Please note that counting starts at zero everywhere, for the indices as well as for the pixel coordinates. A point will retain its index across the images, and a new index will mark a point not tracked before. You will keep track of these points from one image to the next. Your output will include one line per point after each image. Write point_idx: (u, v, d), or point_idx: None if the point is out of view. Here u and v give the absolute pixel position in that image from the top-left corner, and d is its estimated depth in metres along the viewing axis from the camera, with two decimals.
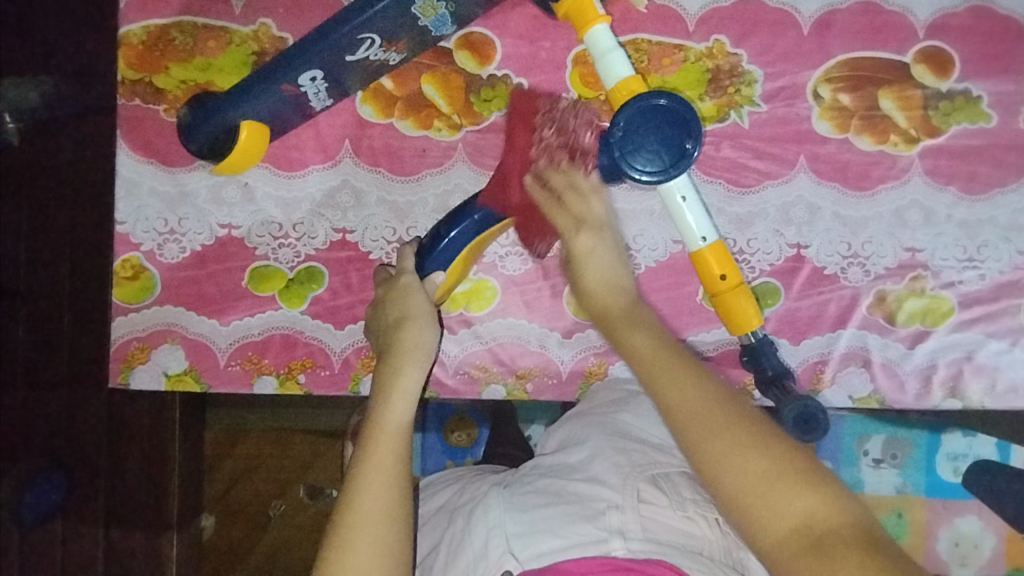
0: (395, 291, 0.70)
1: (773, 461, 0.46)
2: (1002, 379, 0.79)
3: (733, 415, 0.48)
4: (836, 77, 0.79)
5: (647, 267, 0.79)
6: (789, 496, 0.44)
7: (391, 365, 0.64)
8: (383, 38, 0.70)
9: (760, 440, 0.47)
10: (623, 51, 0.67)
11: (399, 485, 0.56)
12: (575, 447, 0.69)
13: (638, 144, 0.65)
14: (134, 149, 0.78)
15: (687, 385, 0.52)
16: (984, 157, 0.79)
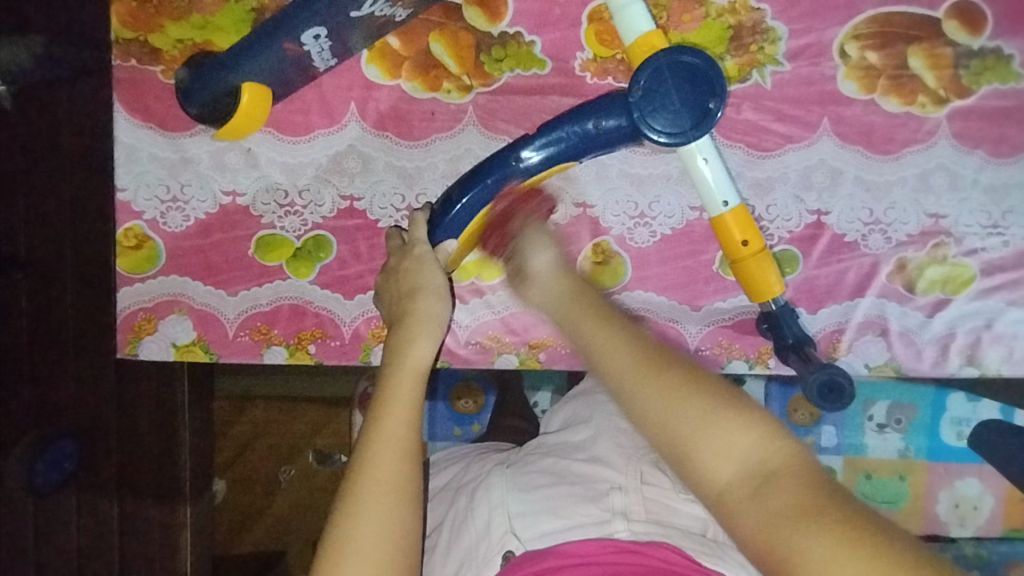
0: (411, 261, 0.68)
1: (718, 404, 0.46)
2: (1019, 348, 0.78)
3: (678, 372, 0.48)
4: (865, 34, 0.75)
5: (663, 234, 0.77)
6: (731, 436, 0.44)
7: (402, 336, 0.61)
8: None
9: (704, 389, 0.47)
10: (641, 4, 0.64)
11: (411, 466, 0.53)
12: (576, 427, 0.73)
13: (659, 104, 0.63)
14: (132, 113, 0.76)
15: (637, 360, 0.50)
16: (1015, 119, 0.76)
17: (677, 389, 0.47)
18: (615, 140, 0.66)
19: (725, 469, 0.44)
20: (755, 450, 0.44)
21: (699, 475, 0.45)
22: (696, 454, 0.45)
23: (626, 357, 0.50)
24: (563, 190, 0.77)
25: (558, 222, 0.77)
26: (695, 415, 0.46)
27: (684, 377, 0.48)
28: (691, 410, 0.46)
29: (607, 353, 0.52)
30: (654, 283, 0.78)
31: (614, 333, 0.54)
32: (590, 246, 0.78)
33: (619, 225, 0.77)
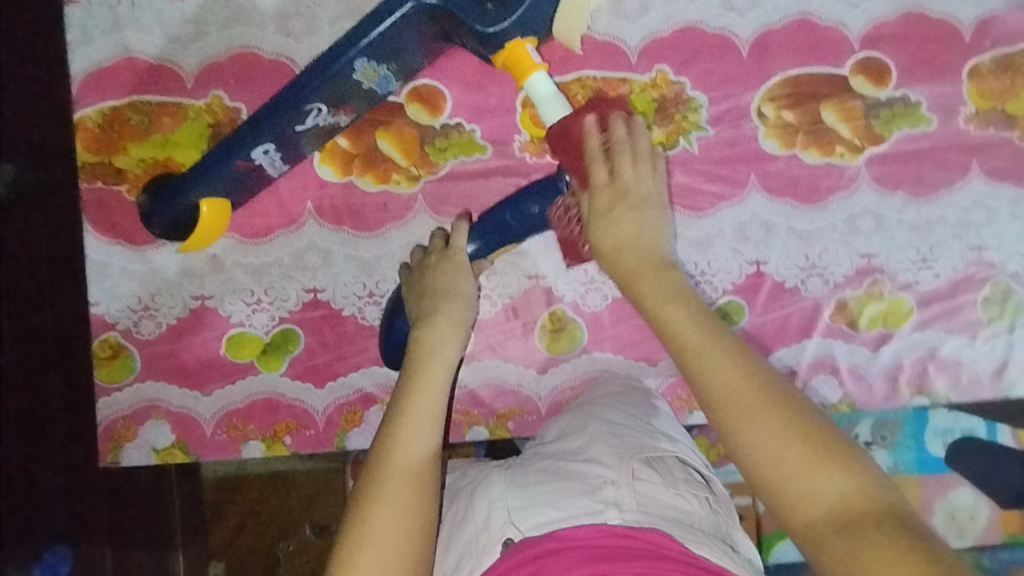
0: (444, 262, 0.73)
1: (799, 439, 0.50)
2: (964, 372, 0.82)
3: (760, 389, 0.53)
4: (779, 96, 0.81)
5: (613, 296, 0.81)
6: (824, 477, 0.48)
7: (432, 335, 0.68)
8: (329, 105, 0.71)
9: (785, 412, 0.51)
10: (559, 96, 0.70)
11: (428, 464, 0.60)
12: (572, 435, 0.71)
13: None
14: (101, 231, 0.80)
15: (716, 355, 0.55)
16: (928, 160, 0.81)
17: (757, 413, 0.51)
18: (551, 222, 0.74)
19: (804, 502, 0.48)
20: (843, 496, 0.47)
21: (783, 502, 0.49)
22: (778, 486, 0.49)
23: (707, 357, 0.56)
24: (514, 264, 0.81)
25: (513, 294, 0.81)
26: (774, 449, 0.50)
27: (763, 399, 0.52)
28: (765, 437, 0.51)
29: (673, 328, 0.59)
30: (610, 343, 0.82)
31: (678, 309, 0.61)
32: (546, 314, 0.81)
33: (571, 292, 0.81)
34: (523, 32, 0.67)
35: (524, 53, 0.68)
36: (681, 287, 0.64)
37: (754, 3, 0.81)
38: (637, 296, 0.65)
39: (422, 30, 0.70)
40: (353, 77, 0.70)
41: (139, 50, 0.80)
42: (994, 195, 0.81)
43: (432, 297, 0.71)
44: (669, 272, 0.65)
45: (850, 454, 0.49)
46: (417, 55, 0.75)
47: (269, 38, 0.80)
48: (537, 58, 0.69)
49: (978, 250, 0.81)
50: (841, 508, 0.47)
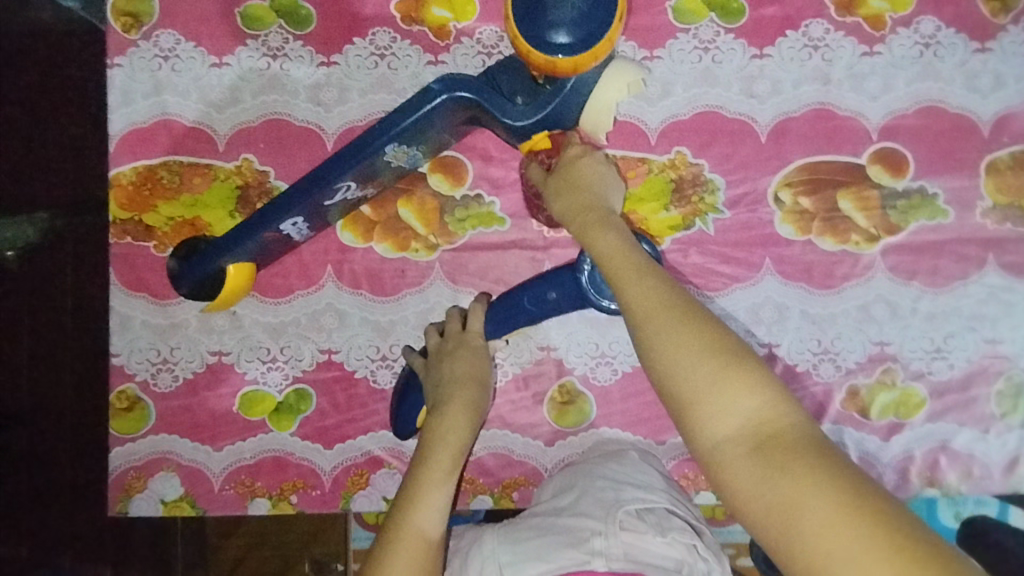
0: (458, 346, 0.73)
1: (702, 337, 0.54)
2: (976, 466, 0.81)
3: (669, 304, 0.56)
4: (796, 181, 0.82)
5: (623, 372, 0.82)
6: (652, 286, 0.58)
7: (444, 421, 0.68)
8: (359, 181, 0.74)
9: (699, 331, 0.54)
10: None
11: (438, 545, 0.61)
12: (564, 492, 0.72)
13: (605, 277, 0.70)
14: (126, 285, 0.82)
15: (643, 287, 0.58)
16: (944, 251, 0.81)
17: (674, 345, 0.54)
18: (567, 308, 0.73)
19: (723, 415, 0.51)
20: (753, 416, 0.51)
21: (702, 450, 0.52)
22: (693, 412, 0.52)
23: (626, 273, 0.59)
24: (527, 337, 0.81)
25: (525, 364, 0.82)
26: (699, 376, 0.52)
27: (682, 318, 0.55)
28: (678, 334, 0.54)
29: (628, 289, 0.58)
30: (618, 418, 0.82)
31: (612, 237, 0.63)
32: (555, 387, 0.82)
33: (582, 365, 0.82)
34: (550, 125, 0.70)
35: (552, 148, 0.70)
36: (625, 236, 0.63)
37: (773, 91, 0.82)
38: (588, 234, 0.65)
39: (453, 117, 0.73)
40: (383, 160, 0.72)
41: (175, 112, 0.83)
42: (1010, 290, 0.81)
43: (446, 384, 0.70)
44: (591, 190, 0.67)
45: (753, 365, 0.53)
46: (445, 136, 0.77)
47: (301, 106, 0.83)
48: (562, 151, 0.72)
49: (992, 343, 0.81)
50: (755, 428, 0.50)
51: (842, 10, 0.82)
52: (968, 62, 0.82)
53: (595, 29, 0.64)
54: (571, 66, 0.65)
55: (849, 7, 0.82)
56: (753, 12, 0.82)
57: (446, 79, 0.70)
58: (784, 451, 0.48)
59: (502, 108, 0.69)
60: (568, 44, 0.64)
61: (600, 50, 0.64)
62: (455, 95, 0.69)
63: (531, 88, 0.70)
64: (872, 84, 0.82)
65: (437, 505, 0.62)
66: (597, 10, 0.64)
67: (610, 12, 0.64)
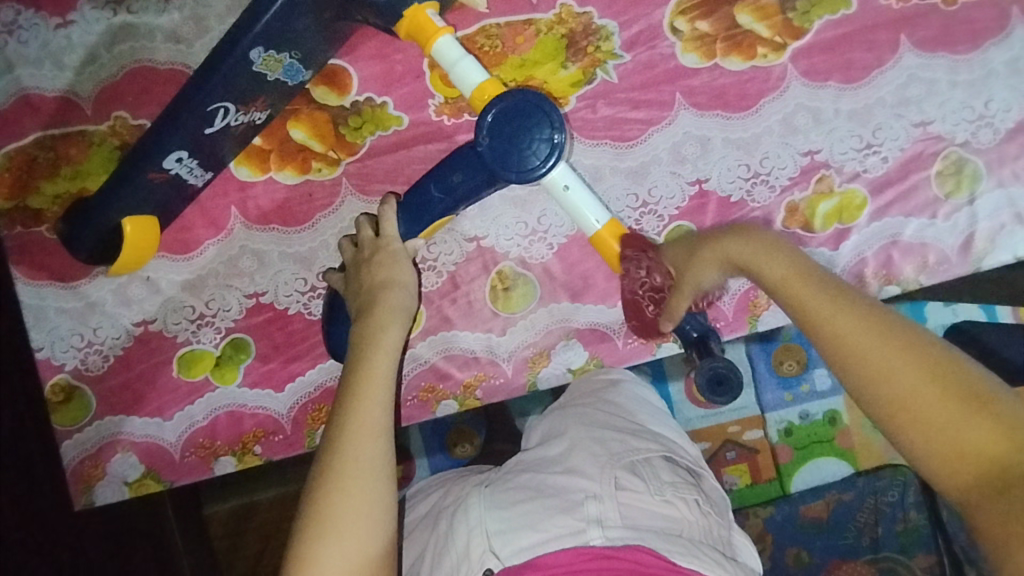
0: (378, 253, 0.71)
1: (905, 349, 0.52)
2: (931, 253, 0.79)
3: (825, 284, 0.57)
4: (690, 7, 0.78)
5: (559, 244, 0.79)
6: (850, 308, 0.55)
7: (373, 325, 0.66)
8: (237, 104, 0.70)
9: (906, 347, 0.53)
10: (472, 58, 0.69)
11: (389, 430, 0.61)
12: (552, 440, 0.70)
13: (507, 149, 0.66)
14: (29, 275, 0.78)
15: (788, 265, 0.59)
16: (855, 43, 0.78)
17: (866, 334, 0.54)
18: (475, 188, 0.69)
19: (910, 400, 0.51)
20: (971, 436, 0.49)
21: (907, 431, 0.51)
22: (890, 401, 0.52)
23: (818, 301, 0.57)
24: (453, 230, 0.78)
25: (457, 260, 0.79)
26: (917, 393, 0.51)
27: (889, 337, 0.53)
28: (886, 350, 0.53)
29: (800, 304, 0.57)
30: (565, 291, 0.79)
31: (772, 251, 0.61)
32: (492, 276, 0.79)
33: (515, 247, 0.79)
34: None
35: (427, 20, 0.68)
36: (787, 248, 0.62)
37: None
38: (751, 272, 0.61)
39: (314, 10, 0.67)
40: (253, 69, 0.67)
41: (34, 85, 0.78)
42: (929, 67, 0.78)
43: (372, 289, 0.69)
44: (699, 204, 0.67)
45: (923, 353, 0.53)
46: (319, 46, 0.73)
47: (161, 48, 0.78)
48: (440, 24, 0.68)
49: (923, 125, 0.78)
50: (915, 407, 0.51)
51: None
52: None
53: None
54: None
55: None
56: None
57: None
58: (957, 435, 0.49)
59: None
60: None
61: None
62: None
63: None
64: None
65: (383, 395, 0.62)
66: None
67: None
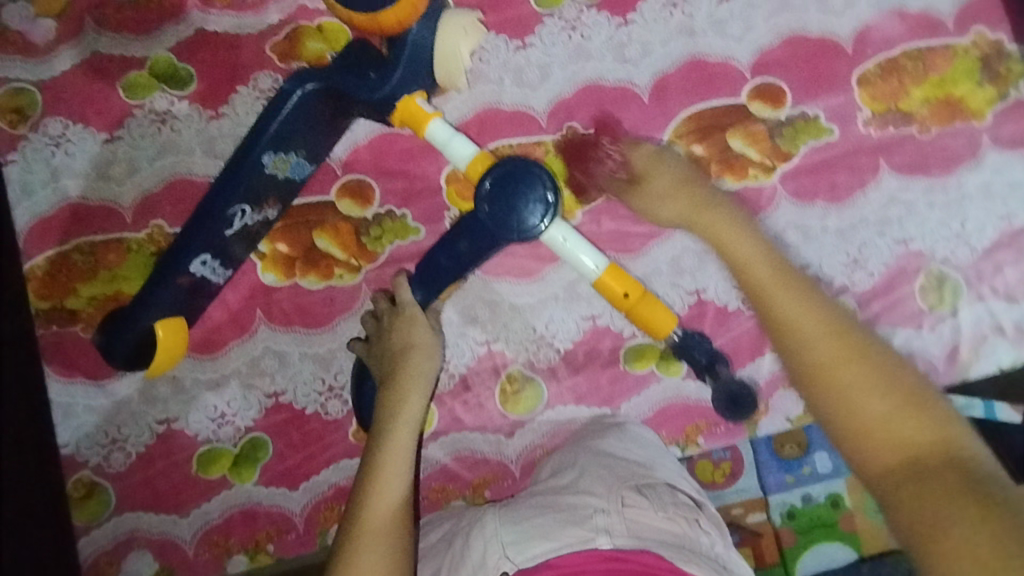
0: (399, 319, 0.75)
1: (843, 341, 0.60)
2: (919, 363, 0.83)
3: (780, 276, 0.67)
4: (685, 132, 0.85)
5: (565, 348, 0.83)
6: (798, 298, 0.64)
7: (396, 394, 0.71)
8: (251, 203, 0.73)
9: (848, 340, 0.60)
10: (463, 135, 0.71)
11: (403, 501, 0.65)
12: (564, 471, 0.74)
13: (506, 213, 0.69)
14: (61, 373, 0.82)
15: (761, 263, 0.70)
16: (839, 167, 0.85)
17: (806, 320, 0.62)
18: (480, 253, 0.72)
19: (854, 403, 0.57)
20: (918, 440, 0.55)
21: (845, 428, 0.57)
22: (837, 403, 0.58)
23: (771, 287, 0.66)
24: (465, 334, 0.83)
25: (469, 362, 0.83)
26: (853, 378, 0.58)
27: (836, 329, 0.61)
28: (820, 333, 0.61)
29: (767, 291, 0.66)
30: (571, 394, 0.83)
31: (751, 246, 0.73)
32: (503, 378, 0.83)
33: (524, 351, 0.83)
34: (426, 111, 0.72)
35: (416, 108, 0.70)
36: (746, 229, 0.75)
37: (645, 53, 0.86)
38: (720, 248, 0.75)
39: (322, 116, 0.73)
40: (265, 172, 0.72)
41: (77, 195, 0.84)
42: (908, 189, 0.84)
43: (392, 357, 0.74)
44: (710, 199, 0.78)
45: (875, 363, 0.59)
46: (322, 136, 0.76)
47: (199, 162, 0.84)
48: (429, 108, 0.70)
49: (905, 242, 0.84)
50: (847, 386, 0.58)
51: None
52: None
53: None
54: (394, 22, 0.66)
55: None
56: None
57: (297, 76, 0.69)
58: (871, 415, 0.57)
59: (359, 88, 0.70)
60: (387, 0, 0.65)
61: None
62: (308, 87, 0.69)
63: (378, 62, 0.69)
64: (735, 27, 0.86)
65: (407, 458, 0.67)
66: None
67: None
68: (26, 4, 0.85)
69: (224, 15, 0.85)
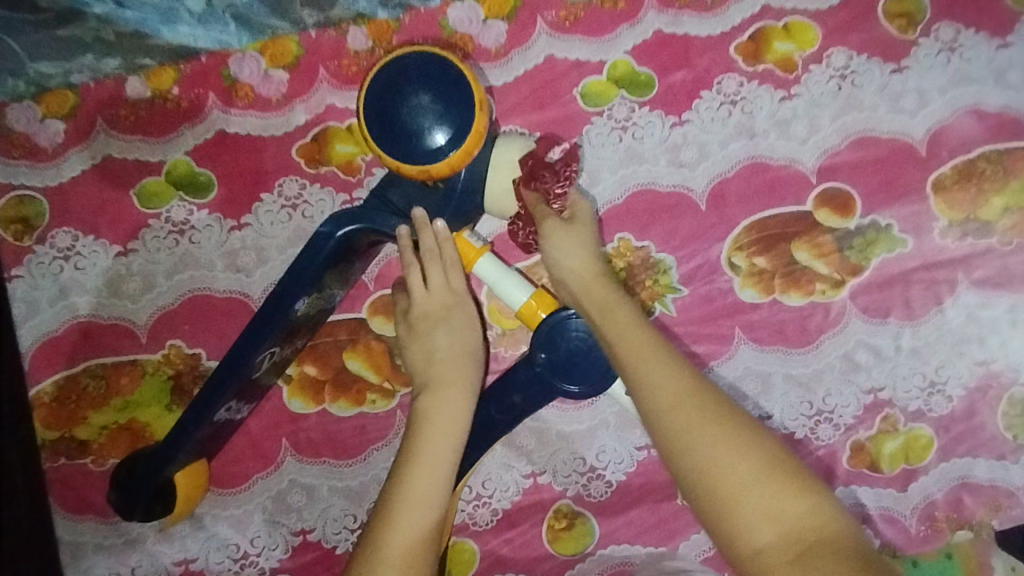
0: (433, 311, 0.70)
1: (736, 430, 0.58)
2: (1003, 496, 0.77)
3: (677, 377, 0.61)
4: (746, 244, 0.78)
5: (619, 480, 0.76)
6: (674, 394, 0.60)
7: (444, 363, 0.68)
8: (281, 343, 0.69)
9: (722, 425, 0.58)
10: (511, 275, 0.68)
11: (444, 474, 0.64)
12: None
13: (567, 368, 0.68)
14: (71, 509, 0.76)
15: (628, 323, 0.65)
16: (913, 281, 0.78)
17: (684, 412, 0.59)
18: (537, 402, 0.71)
19: (744, 523, 0.54)
20: (802, 518, 0.54)
21: (748, 565, 0.54)
22: (719, 517, 0.55)
23: (654, 390, 0.61)
24: (510, 466, 0.77)
25: (513, 497, 0.77)
26: (734, 472, 0.56)
27: (722, 422, 0.58)
28: (680, 415, 0.59)
29: (649, 378, 0.61)
30: (625, 532, 0.76)
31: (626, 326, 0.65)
32: (550, 514, 0.76)
33: (573, 485, 0.76)
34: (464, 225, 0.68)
35: (464, 244, 0.69)
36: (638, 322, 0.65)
37: (702, 156, 0.79)
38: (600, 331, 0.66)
39: (357, 247, 0.70)
40: (299, 315, 0.68)
41: (87, 312, 0.77)
42: (988, 306, 0.78)
43: (439, 335, 0.69)
44: (658, 346, 0.63)
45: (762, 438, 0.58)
46: (353, 263, 0.73)
47: (219, 277, 0.77)
48: (478, 243, 0.69)
49: (986, 363, 0.77)
50: (724, 489, 0.55)
51: (750, 60, 0.79)
52: (889, 85, 0.79)
53: (461, 109, 0.61)
54: (448, 167, 0.62)
55: (756, 56, 0.79)
56: (662, 81, 0.79)
57: (334, 218, 0.66)
58: (753, 512, 0.54)
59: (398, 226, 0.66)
60: (446, 142, 0.61)
61: (482, 124, 0.62)
62: (348, 230, 0.66)
63: (425, 193, 0.67)
64: (799, 127, 0.79)
65: (443, 463, 0.64)
66: (452, 89, 0.61)
67: (463, 78, 0.61)
68: (30, 104, 0.78)
69: (246, 115, 0.78)
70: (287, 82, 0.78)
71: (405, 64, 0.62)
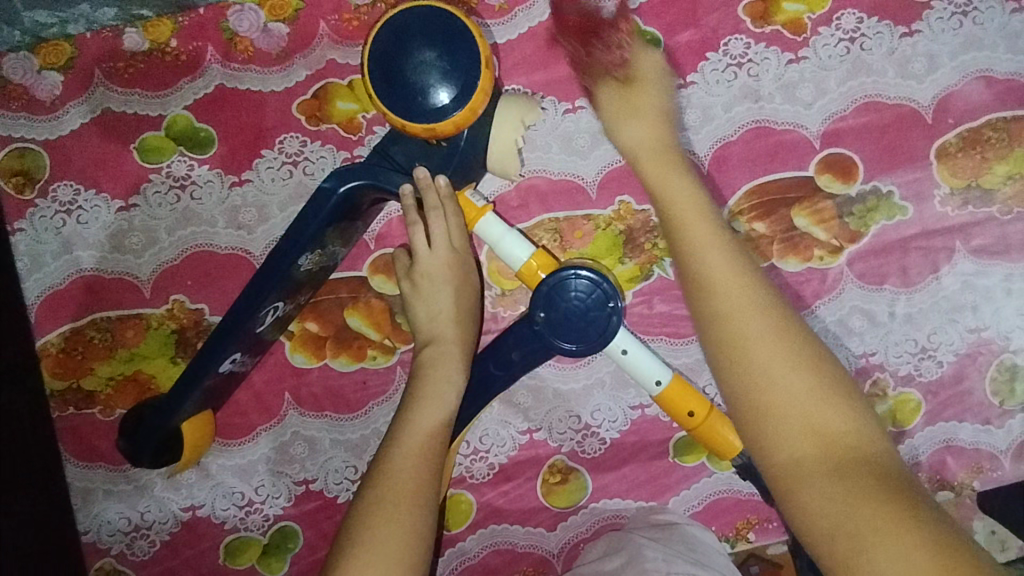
0: (434, 271, 0.71)
1: (807, 346, 0.59)
2: (986, 459, 0.79)
3: (750, 286, 0.62)
4: (746, 209, 0.79)
5: (613, 438, 0.78)
6: (756, 295, 0.62)
7: (444, 320, 0.71)
8: (284, 299, 0.70)
9: (792, 342, 0.59)
10: (514, 234, 0.69)
11: (443, 415, 0.66)
12: (611, 556, 0.71)
13: (564, 326, 0.69)
14: (80, 457, 0.78)
15: (701, 224, 0.66)
16: (910, 249, 0.78)
17: (761, 315, 0.60)
18: (533, 361, 0.72)
19: (784, 439, 0.56)
20: (844, 439, 0.55)
21: (782, 474, 0.55)
22: (772, 429, 0.57)
23: (732, 285, 0.62)
24: (507, 423, 0.79)
25: (509, 452, 0.79)
26: (789, 385, 0.57)
27: (794, 334, 0.60)
28: (760, 318, 0.61)
29: (716, 278, 0.63)
30: (617, 487, 0.79)
31: (706, 225, 0.66)
32: (546, 468, 0.79)
33: (568, 441, 0.79)
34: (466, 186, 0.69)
35: (466, 203, 0.69)
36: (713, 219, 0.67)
37: (705, 119, 0.78)
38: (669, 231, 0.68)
39: (358, 205, 0.70)
40: (301, 272, 0.69)
41: (91, 267, 0.78)
42: (984, 274, 0.78)
43: (439, 293, 0.71)
44: (738, 262, 0.64)
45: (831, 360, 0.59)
46: (355, 223, 0.73)
47: (220, 233, 0.78)
48: (480, 202, 0.69)
49: (978, 331, 0.78)
50: (770, 401, 0.57)
51: (758, 21, 0.78)
52: (898, 48, 0.78)
53: (467, 67, 0.61)
54: (454, 125, 0.62)
55: (765, 16, 0.78)
56: (667, 41, 0.78)
57: (336, 175, 0.66)
58: (794, 431, 0.56)
59: (399, 183, 0.66)
60: (453, 99, 0.61)
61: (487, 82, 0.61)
62: (350, 187, 0.66)
63: (427, 152, 0.67)
64: (805, 91, 0.78)
65: (442, 403, 0.67)
66: (456, 46, 0.61)
67: (466, 34, 0.61)
68: (28, 55, 0.77)
69: (246, 69, 0.77)
70: (287, 37, 0.77)
71: (408, 21, 0.61)
